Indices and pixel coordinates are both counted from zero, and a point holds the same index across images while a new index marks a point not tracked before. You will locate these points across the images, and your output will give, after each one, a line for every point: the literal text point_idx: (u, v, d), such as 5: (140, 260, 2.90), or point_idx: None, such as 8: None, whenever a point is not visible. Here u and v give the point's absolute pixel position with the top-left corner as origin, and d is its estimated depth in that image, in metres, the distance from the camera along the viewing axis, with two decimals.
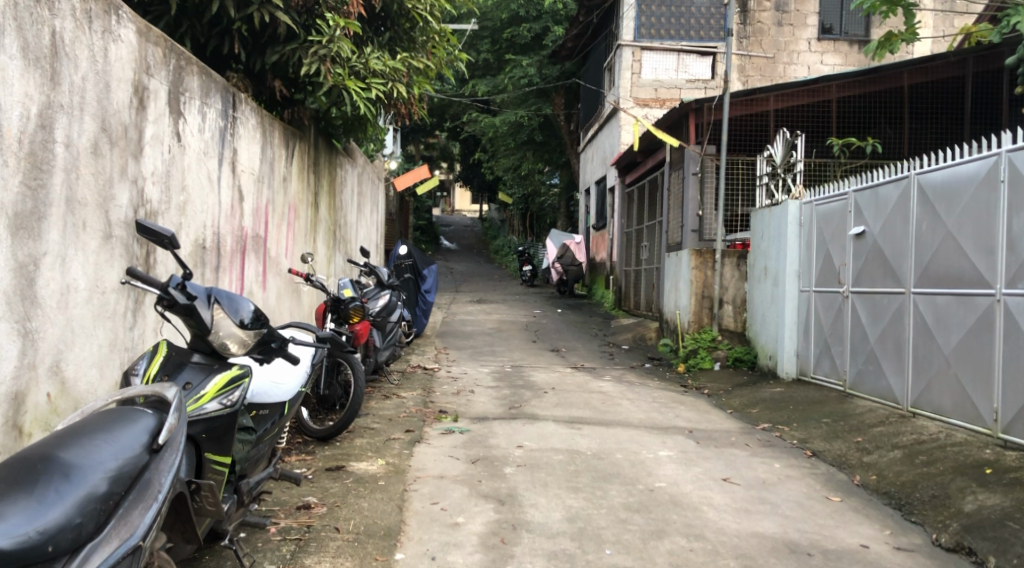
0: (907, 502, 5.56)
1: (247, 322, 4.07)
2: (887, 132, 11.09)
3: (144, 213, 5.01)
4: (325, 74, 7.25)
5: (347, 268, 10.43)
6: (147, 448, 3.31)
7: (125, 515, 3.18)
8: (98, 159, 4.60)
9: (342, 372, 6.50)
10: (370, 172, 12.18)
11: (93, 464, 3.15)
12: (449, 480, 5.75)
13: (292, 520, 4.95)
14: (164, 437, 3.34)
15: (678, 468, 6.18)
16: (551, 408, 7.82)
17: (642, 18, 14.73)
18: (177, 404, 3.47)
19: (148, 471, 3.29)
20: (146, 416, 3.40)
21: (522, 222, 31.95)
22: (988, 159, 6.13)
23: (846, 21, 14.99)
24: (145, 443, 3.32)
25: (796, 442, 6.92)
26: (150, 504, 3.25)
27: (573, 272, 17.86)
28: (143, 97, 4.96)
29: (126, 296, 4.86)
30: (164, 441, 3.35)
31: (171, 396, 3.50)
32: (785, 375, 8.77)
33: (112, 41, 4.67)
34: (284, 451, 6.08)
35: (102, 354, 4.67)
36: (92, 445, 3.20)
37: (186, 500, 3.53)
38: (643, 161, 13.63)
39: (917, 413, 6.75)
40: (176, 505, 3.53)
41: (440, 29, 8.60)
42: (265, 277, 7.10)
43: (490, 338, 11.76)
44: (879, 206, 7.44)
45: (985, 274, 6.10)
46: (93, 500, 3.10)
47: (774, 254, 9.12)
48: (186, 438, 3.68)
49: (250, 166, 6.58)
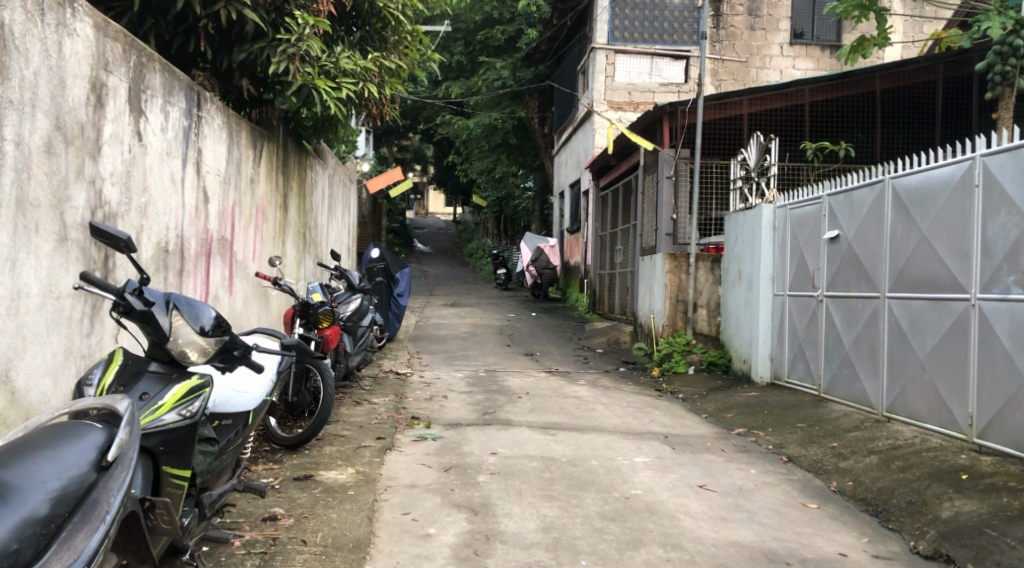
0: (884, 509, 5.49)
1: (207, 329, 3.90)
2: (859, 136, 11.07)
3: (102, 215, 4.84)
4: (294, 74, 7.07)
5: (317, 272, 10.27)
6: (95, 466, 3.15)
7: (68, 539, 3.00)
8: (51, 159, 4.42)
9: (311, 379, 6.35)
10: (342, 173, 12.04)
11: (34, 485, 2.99)
12: (420, 489, 5.61)
13: (258, 533, 4.79)
14: (113, 453, 3.18)
15: (654, 475, 6.07)
16: (526, 413, 7.71)
17: (615, 21, 14.68)
18: (129, 417, 3.32)
19: (96, 491, 3.12)
20: (95, 431, 3.23)
21: (497, 225, 31.85)
22: (962, 163, 6.07)
23: (817, 26, 14.99)
24: (93, 460, 3.16)
25: (771, 447, 6.83)
26: (97, 525, 3.07)
27: (548, 276, 17.75)
28: (101, 94, 4.80)
29: (83, 302, 4.68)
30: (113, 458, 3.18)
31: (122, 408, 3.35)
32: (759, 379, 8.71)
33: (66, 36, 4.51)
34: (251, 460, 5.91)
35: (56, 362, 4.50)
36: (34, 464, 3.04)
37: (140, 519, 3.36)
38: (617, 163, 13.57)
39: (892, 418, 6.69)
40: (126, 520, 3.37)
41: (413, 30, 8.43)
42: (232, 281, 6.93)
43: (464, 342, 11.62)
44: (853, 209, 7.38)
45: (959, 278, 6.05)
46: (32, 524, 2.94)
47: (749, 257, 9.04)
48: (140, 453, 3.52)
49: (215, 167, 6.41)
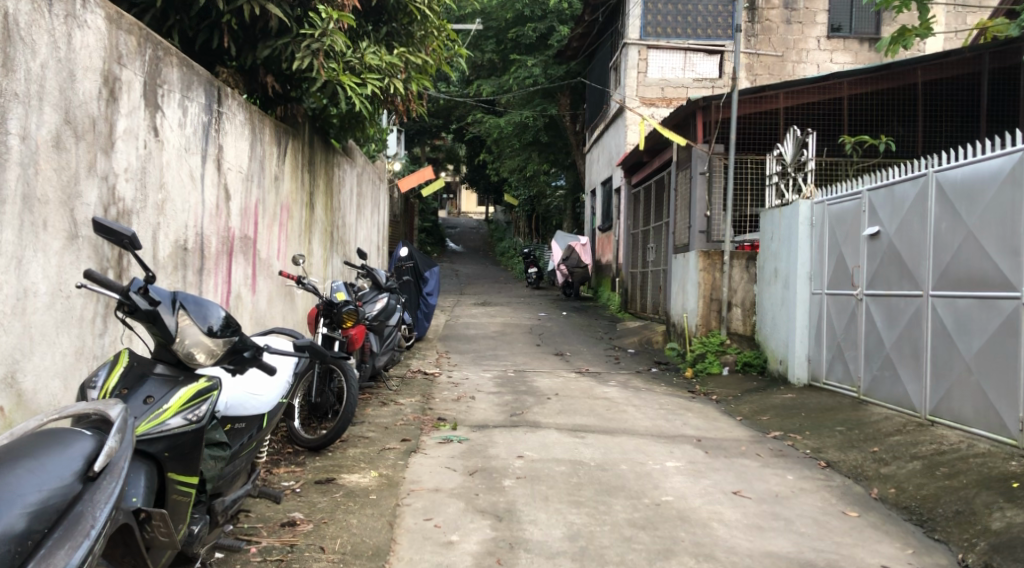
0: (929, 519, 5.24)
1: (216, 329, 3.77)
2: (900, 130, 10.76)
3: (116, 212, 4.71)
4: (318, 69, 6.90)
5: (345, 271, 10.15)
6: (80, 476, 3.01)
7: (46, 557, 2.85)
8: (60, 154, 4.31)
9: (335, 379, 6.20)
10: (371, 171, 11.91)
11: (11, 499, 2.85)
12: (444, 493, 5.43)
13: (275, 538, 4.64)
14: (100, 463, 3.04)
15: (686, 480, 5.85)
16: (554, 415, 7.51)
17: (648, 16, 14.38)
18: (120, 424, 3.17)
19: (80, 503, 2.98)
20: (84, 439, 3.10)
21: (528, 223, 31.63)
22: (1012, 155, 5.79)
23: (855, 19, 14.69)
24: (78, 471, 3.02)
25: (809, 451, 6.59)
26: (80, 541, 2.92)
27: (579, 274, 17.51)
28: (114, 88, 4.67)
29: (95, 301, 4.57)
30: (101, 468, 3.04)
31: (115, 414, 3.20)
32: (796, 381, 8.45)
33: (76, 27, 4.38)
34: (273, 463, 5.76)
35: (67, 363, 4.39)
36: (12, 475, 2.90)
37: (131, 530, 3.22)
38: (650, 160, 13.34)
39: (936, 421, 6.42)
40: (121, 528, 3.23)
41: (440, 24, 8.27)
42: (255, 279, 6.80)
43: (493, 342, 11.43)
44: (895, 205, 7.10)
45: (1009, 276, 5.77)
46: (8, 540, 2.79)
47: (785, 256, 8.78)
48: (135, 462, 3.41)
49: (237, 163, 6.28)
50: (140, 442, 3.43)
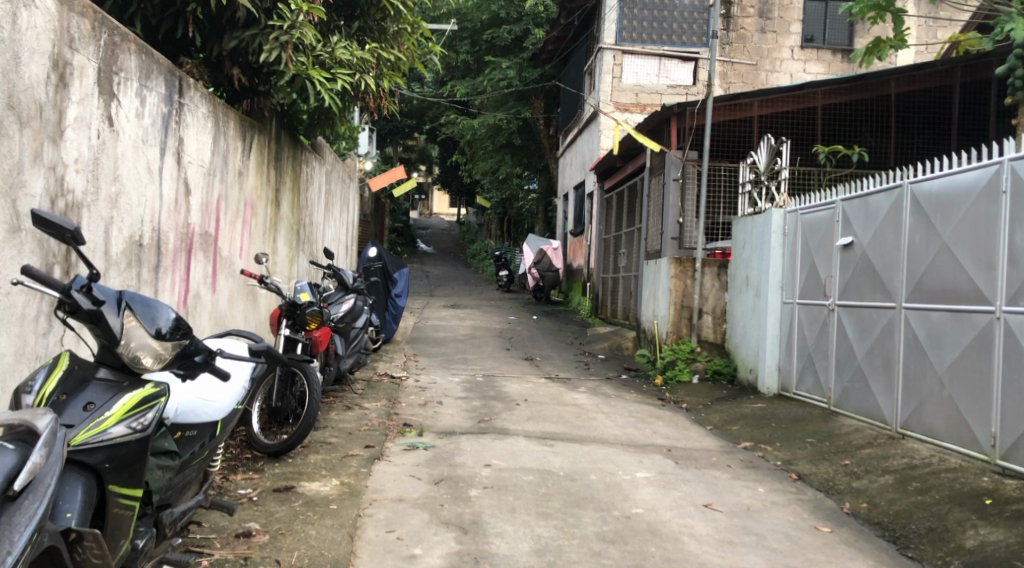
0: (902, 535, 5.12)
1: (164, 332, 3.60)
2: (871, 141, 10.69)
3: (63, 205, 4.50)
4: (286, 62, 6.68)
5: (310, 270, 9.93)
6: None
7: None
8: (3, 141, 4.09)
9: (297, 383, 5.99)
10: (342, 169, 11.71)
11: None
12: (407, 503, 5.25)
13: (229, 550, 4.43)
14: (20, 482, 2.86)
15: (657, 492, 5.70)
16: (523, 421, 7.33)
17: (624, 21, 14.32)
18: (46, 438, 2.97)
19: None
20: (5, 454, 2.89)
21: (501, 226, 31.47)
22: (989, 168, 5.70)
23: (828, 30, 14.62)
24: None
25: (780, 463, 6.46)
26: None
27: (550, 278, 17.36)
28: (64, 73, 4.45)
29: (38, 299, 4.34)
30: (20, 487, 2.87)
31: (42, 426, 2.99)
32: (766, 391, 8.34)
33: (23, 7, 4.16)
34: (229, 469, 5.54)
35: (6, 362, 4.16)
36: None
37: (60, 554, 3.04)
38: (623, 165, 13.29)
39: (906, 434, 6.32)
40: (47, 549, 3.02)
41: (414, 20, 8.06)
42: (215, 278, 6.57)
43: (461, 345, 11.26)
44: (869, 216, 7.01)
45: (983, 290, 5.68)
46: None
47: (757, 264, 8.68)
48: (70, 475, 3.24)
49: (198, 157, 6.05)
50: (78, 453, 3.25)
